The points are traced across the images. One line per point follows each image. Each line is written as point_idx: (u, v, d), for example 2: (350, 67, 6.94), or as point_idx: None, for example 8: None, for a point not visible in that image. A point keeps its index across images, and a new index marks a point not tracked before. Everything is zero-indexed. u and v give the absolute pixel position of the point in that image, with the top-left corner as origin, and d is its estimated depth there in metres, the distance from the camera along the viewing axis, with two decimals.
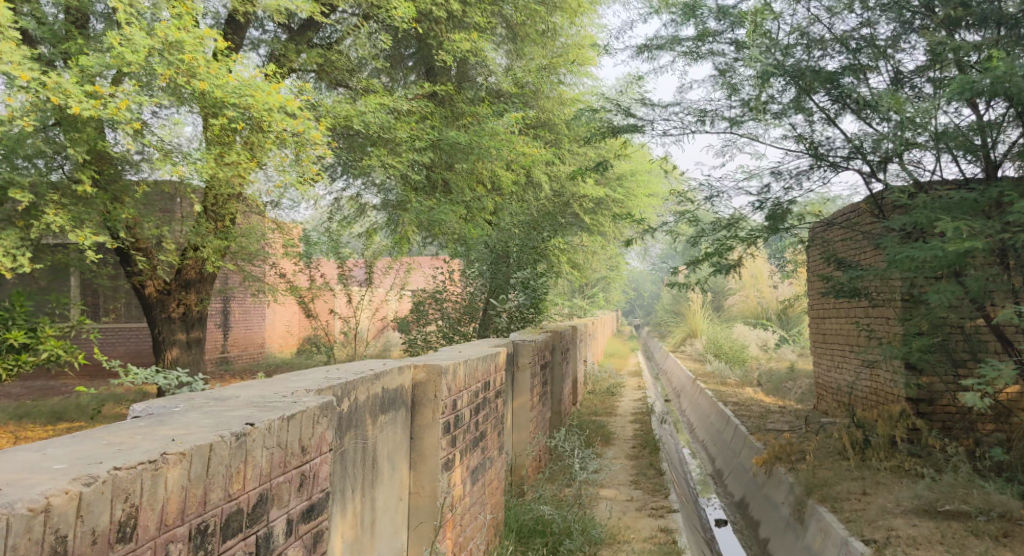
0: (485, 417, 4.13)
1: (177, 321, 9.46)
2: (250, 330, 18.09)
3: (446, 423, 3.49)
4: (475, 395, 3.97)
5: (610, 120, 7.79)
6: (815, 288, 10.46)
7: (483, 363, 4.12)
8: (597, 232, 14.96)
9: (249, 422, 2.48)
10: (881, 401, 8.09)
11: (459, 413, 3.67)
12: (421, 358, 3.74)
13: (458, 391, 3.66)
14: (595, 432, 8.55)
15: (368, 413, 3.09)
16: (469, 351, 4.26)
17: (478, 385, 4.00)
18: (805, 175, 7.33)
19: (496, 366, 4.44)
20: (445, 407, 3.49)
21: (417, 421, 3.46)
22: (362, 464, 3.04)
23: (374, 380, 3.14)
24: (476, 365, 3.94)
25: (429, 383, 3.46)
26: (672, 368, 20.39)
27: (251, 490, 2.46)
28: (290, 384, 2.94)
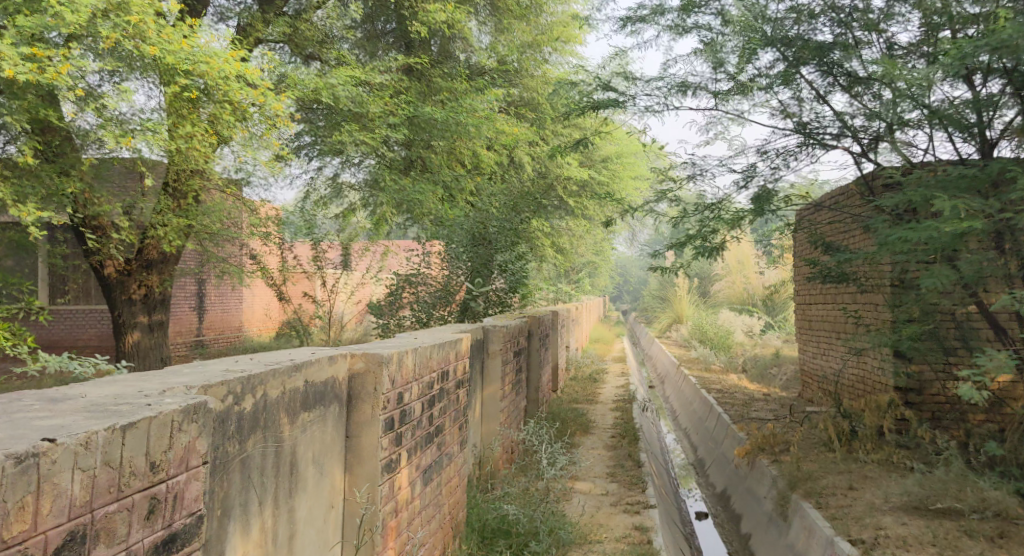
0: (441, 410, 3.80)
1: (138, 304, 9.08)
2: (227, 313, 17.68)
3: (387, 419, 3.15)
4: (428, 386, 3.63)
5: (589, 94, 7.40)
6: (802, 272, 10.16)
7: (440, 351, 3.79)
8: (581, 215, 14.62)
9: (47, 439, 1.98)
10: (868, 390, 7.81)
11: (406, 408, 3.33)
12: (364, 346, 3.41)
13: (404, 384, 3.32)
14: (573, 420, 8.25)
15: (284, 410, 2.73)
16: (425, 338, 3.93)
17: (432, 376, 3.66)
18: (793, 154, 6.97)
19: (457, 354, 4.11)
20: (386, 402, 3.15)
21: (353, 418, 3.13)
22: (275, 472, 2.68)
23: (295, 373, 2.79)
24: (430, 353, 3.60)
25: (369, 374, 3.13)
26: (657, 354, 20.15)
27: (50, 528, 1.96)
28: (171, 379, 2.53)
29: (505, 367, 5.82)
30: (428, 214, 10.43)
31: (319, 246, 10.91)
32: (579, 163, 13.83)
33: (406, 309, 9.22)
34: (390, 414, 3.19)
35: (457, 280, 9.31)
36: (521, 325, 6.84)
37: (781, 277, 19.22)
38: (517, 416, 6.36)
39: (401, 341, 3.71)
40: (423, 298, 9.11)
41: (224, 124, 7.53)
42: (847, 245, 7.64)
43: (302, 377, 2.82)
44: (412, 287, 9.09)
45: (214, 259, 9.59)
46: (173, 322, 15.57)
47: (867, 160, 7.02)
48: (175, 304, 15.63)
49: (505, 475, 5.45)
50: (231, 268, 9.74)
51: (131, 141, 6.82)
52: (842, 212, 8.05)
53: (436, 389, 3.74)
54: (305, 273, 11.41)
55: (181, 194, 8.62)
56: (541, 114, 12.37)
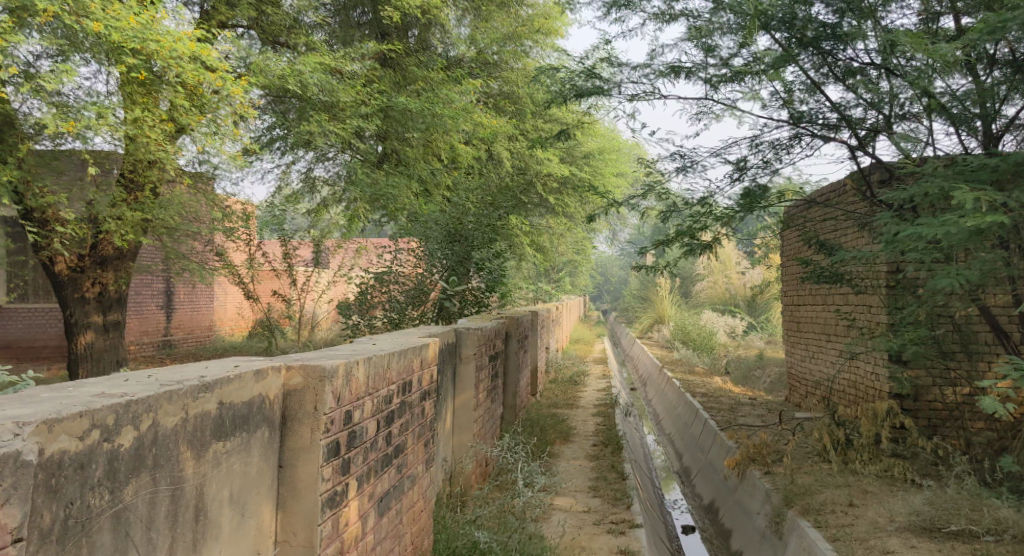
0: (402, 427, 3.42)
1: (91, 302, 8.53)
2: (197, 312, 17.08)
3: (328, 444, 2.80)
4: (387, 401, 3.28)
5: (572, 81, 6.96)
6: (791, 272, 9.83)
7: (401, 359, 3.42)
8: (562, 213, 14.23)
9: None
10: (861, 396, 7.48)
11: (355, 428, 3.00)
12: (303, 358, 3.04)
13: (354, 400, 2.99)
14: (552, 427, 7.83)
15: (184, 441, 2.33)
16: (388, 345, 3.55)
17: (391, 390, 3.31)
18: (788, 148, 6.57)
19: (423, 361, 3.75)
20: (328, 424, 2.80)
21: (289, 444, 2.77)
22: (170, 521, 2.28)
23: (203, 393, 2.41)
24: (386, 363, 3.24)
25: (307, 392, 2.78)
26: (638, 356, 19.84)
27: None
28: (35, 405, 2.11)
29: (479, 372, 5.41)
30: (402, 209, 9.96)
31: (289, 242, 10.41)
32: (561, 159, 13.42)
33: (378, 309, 8.76)
34: (333, 438, 2.83)
35: (431, 279, 8.84)
36: (498, 327, 6.42)
37: (764, 278, 18.95)
38: (493, 425, 5.95)
39: (353, 349, 3.34)
40: (396, 298, 8.64)
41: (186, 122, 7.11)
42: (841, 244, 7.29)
43: (213, 398, 2.44)
44: (385, 286, 8.62)
45: (174, 255, 9.06)
46: (140, 321, 14.98)
47: (864, 154, 6.64)
48: (141, 303, 15.03)
49: (479, 491, 5.03)
50: (192, 265, 9.22)
51: (75, 128, 6.36)
52: (837, 209, 7.71)
53: (396, 404, 3.37)
54: (274, 271, 10.91)
55: (138, 185, 8.16)
56: (522, 107, 11.94)
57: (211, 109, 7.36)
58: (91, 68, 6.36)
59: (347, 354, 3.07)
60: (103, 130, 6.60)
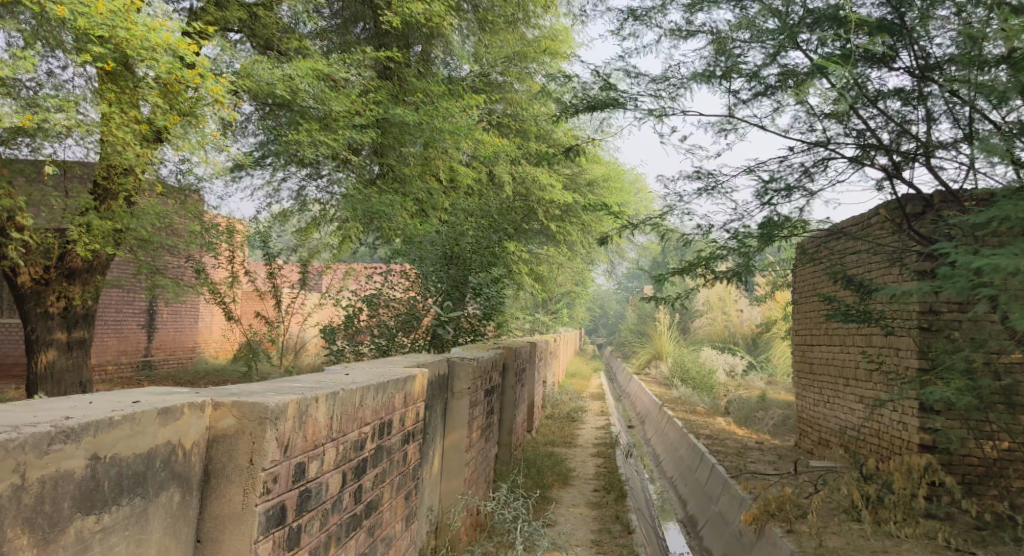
0: (377, 478, 3.06)
1: (55, 318, 7.94)
2: (180, 332, 16.44)
3: (266, 510, 2.39)
4: (357, 446, 2.91)
5: (584, 90, 6.41)
6: (806, 309, 9.28)
7: (371, 395, 2.99)
8: (563, 241, 13.72)
9: None
10: (888, 447, 6.88)
11: (309, 485, 2.60)
12: (241, 392, 2.62)
13: (311, 449, 2.61)
14: (550, 469, 7.20)
15: (21, 523, 1.85)
16: (362, 378, 3.06)
17: (364, 433, 2.95)
18: (816, 173, 6.05)
19: (407, 396, 3.34)
20: (267, 482, 2.40)
21: (211, 509, 2.36)
22: None
23: (63, 445, 1.94)
24: (350, 401, 2.83)
25: (241, 437, 2.40)
26: (635, 392, 19.17)
27: None
28: None
29: (474, 408, 4.81)
30: (395, 228, 9.39)
31: (274, 261, 9.84)
32: (562, 186, 12.91)
33: (365, 335, 8.18)
34: (274, 503, 2.42)
35: (423, 303, 8.21)
36: (495, 357, 5.84)
37: (766, 316, 18.43)
38: (486, 469, 5.35)
39: (312, 381, 2.92)
40: (385, 323, 8.01)
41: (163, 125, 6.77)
42: (869, 280, 6.75)
43: (81, 453, 1.98)
44: (372, 310, 8.01)
45: (148, 269, 8.45)
46: (119, 340, 14.32)
47: (899, 182, 6.10)
48: (121, 320, 14.39)
49: (469, 546, 4.41)
50: (167, 280, 8.63)
51: (31, 121, 6.10)
52: (865, 244, 7.19)
53: (368, 450, 3.00)
54: (258, 291, 10.32)
55: (113, 194, 7.76)
56: (525, 129, 11.45)
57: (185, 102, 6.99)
58: (51, 58, 6.11)
59: (305, 390, 2.69)
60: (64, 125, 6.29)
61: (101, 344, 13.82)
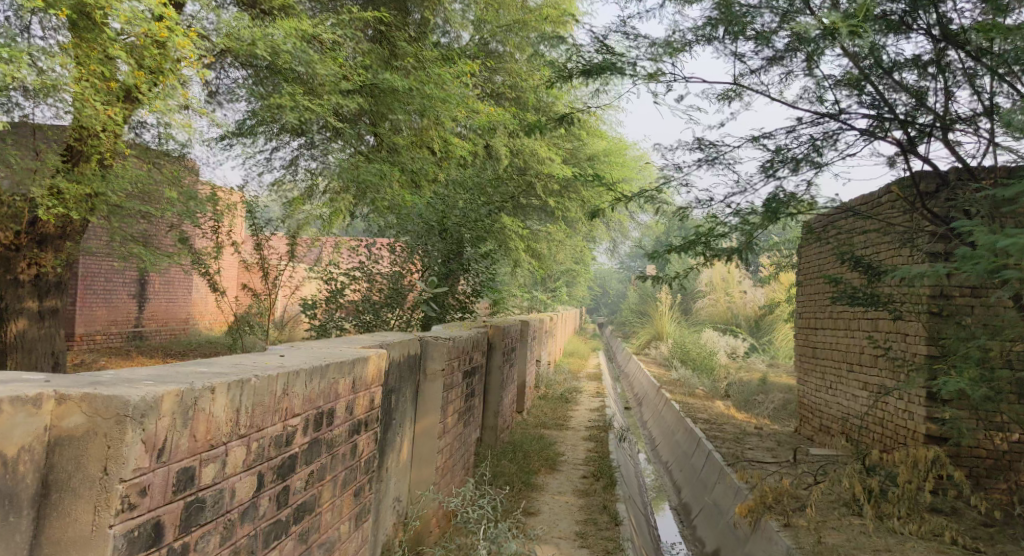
0: (311, 476, 2.84)
1: (26, 285, 7.61)
2: (172, 304, 16.13)
3: (127, 532, 2.09)
4: (277, 443, 2.65)
5: (580, 55, 6.00)
6: (811, 292, 8.91)
7: (298, 383, 2.73)
8: (562, 217, 13.33)
9: None
10: (892, 437, 6.55)
11: (202, 495, 2.32)
12: (118, 378, 2.32)
13: (203, 451, 2.32)
14: (536, 454, 6.91)
15: None
16: (294, 363, 2.81)
17: (289, 427, 2.70)
18: (825, 147, 5.68)
19: (356, 381, 3.16)
20: (130, 498, 2.10)
21: (55, 533, 2.06)
22: None
23: None
24: (262, 392, 2.54)
25: (94, 439, 2.09)
26: (634, 372, 18.88)
27: None
28: None
29: (450, 391, 4.50)
30: (385, 200, 9.02)
31: (260, 232, 9.51)
32: (562, 160, 12.51)
33: (349, 310, 7.84)
34: (139, 521, 2.12)
35: (409, 278, 7.86)
36: (478, 336, 5.51)
37: (769, 298, 18.05)
38: (464, 455, 5.04)
39: (223, 367, 2.63)
40: (370, 298, 7.67)
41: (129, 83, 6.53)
42: (878, 262, 6.38)
43: None
44: (357, 284, 7.66)
45: (122, 236, 8.07)
46: (109, 310, 14.00)
47: (914, 158, 5.72)
48: (111, 290, 14.06)
49: (438, 539, 4.11)
50: (143, 248, 8.26)
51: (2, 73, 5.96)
52: (875, 224, 6.83)
53: (298, 446, 2.77)
54: (244, 262, 9.99)
55: (86, 156, 7.37)
56: (523, 100, 11.06)
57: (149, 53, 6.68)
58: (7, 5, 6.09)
59: (199, 379, 2.39)
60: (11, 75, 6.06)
61: (90, 313, 13.52)
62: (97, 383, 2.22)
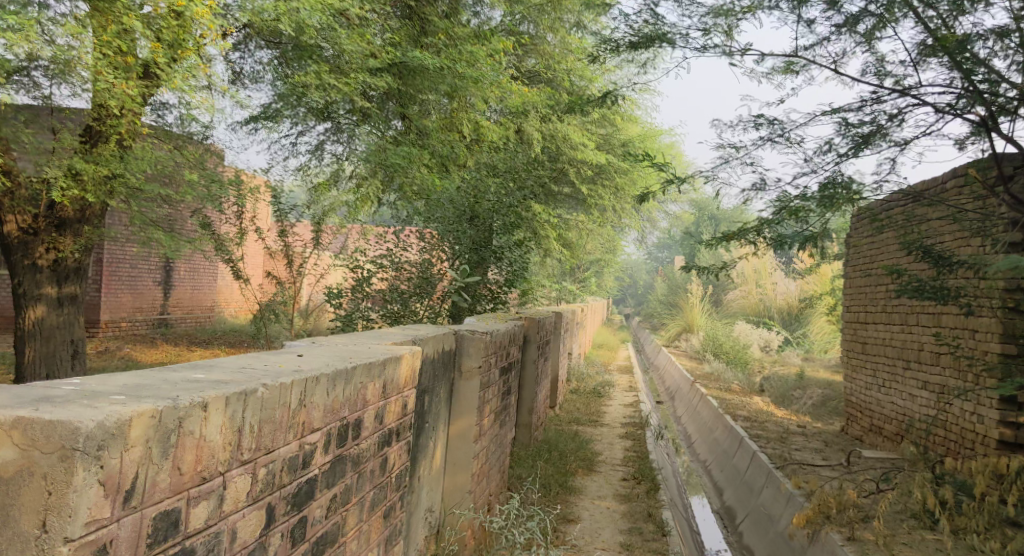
0: (333, 502, 2.48)
1: (45, 271, 7.32)
2: (198, 291, 15.93)
3: None
4: (290, 468, 2.27)
5: (626, 25, 5.57)
6: (862, 283, 8.40)
7: (317, 392, 2.36)
8: (594, 205, 12.89)
9: None
10: (959, 441, 6.06)
11: (188, 545, 1.90)
12: (79, 394, 1.92)
13: (190, 487, 1.91)
14: (572, 455, 6.52)
15: None
16: (314, 366, 2.44)
17: (307, 446, 2.33)
18: (896, 123, 5.21)
19: (384, 386, 2.78)
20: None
21: None
22: None
23: None
24: (273, 407, 2.17)
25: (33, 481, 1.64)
26: (665, 365, 18.40)
27: None
28: None
29: (486, 390, 4.12)
30: (413, 184, 8.65)
31: (285, 218, 9.20)
32: (595, 145, 12.06)
33: (376, 300, 7.48)
34: None
35: (438, 267, 7.49)
36: (515, 329, 5.12)
37: (805, 291, 17.48)
38: (500, 457, 4.67)
39: (227, 373, 2.26)
40: (398, 287, 7.31)
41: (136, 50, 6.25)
42: (948, 253, 5.88)
43: None
44: (385, 271, 7.33)
45: (141, 220, 7.74)
46: (134, 297, 13.83)
47: (994, 137, 5.23)
48: (137, 276, 13.87)
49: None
50: (164, 233, 7.95)
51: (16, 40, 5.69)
52: (942, 212, 6.33)
53: (318, 468, 2.40)
54: (268, 249, 9.70)
55: (104, 138, 7.08)
56: (556, 83, 10.62)
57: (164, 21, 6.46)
58: None
59: (187, 392, 1.99)
60: (20, 46, 5.86)
61: (115, 300, 13.35)
62: (47, 403, 1.80)
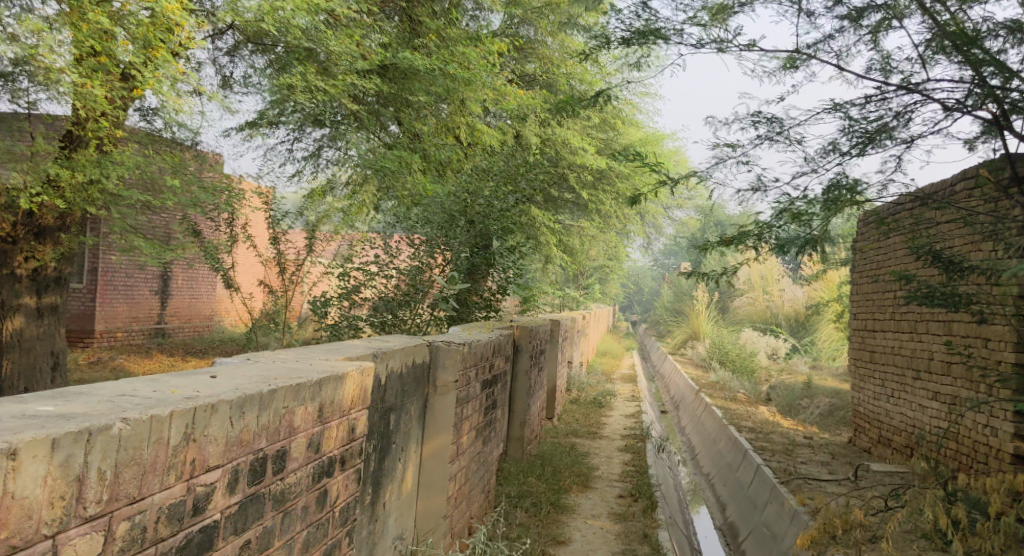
0: (242, 548, 2.31)
1: (24, 280, 7.08)
2: (197, 300, 15.69)
3: None
4: (173, 517, 2.10)
5: (619, 21, 5.34)
6: (868, 289, 8.14)
7: (211, 424, 2.18)
8: (595, 211, 12.63)
9: None
10: (972, 457, 5.77)
11: None
12: None
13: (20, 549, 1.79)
14: (565, 470, 6.28)
15: None
16: (213, 393, 2.27)
17: (196, 489, 2.16)
18: (901, 122, 4.95)
19: (315, 411, 2.59)
20: None
21: None
22: None
23: None
24: (136, 444, 2.00)
25: None
26: (670, 373, 18.10)
27: None
28: None
29: (464, 406, 3.92)
30: (406, 190, 8.41)
31: (276, 224, 9.00)
32: (596, 150, 11.81)
33: (364, 309, 7.25)
34: None
35: (427, 274, 7.19)
36: (501, 339, 4.88)
37: (812, 297, 17.16)
38: (483, 476, 4.45)
39: (109, 402, 2.10)
40: (387, 296, 7.07)
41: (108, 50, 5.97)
42: (958, 258, 5.60)
43: None
44: (373, 281, 7.08)
45: (122, 228, 7.52)
46: (130, 306, 13.62)
47: (1006, 136, 4.96)
48: (132, 286, 13.66)
49: None
50: (146, 242, 7.71)
51: None
52: (951, 215, 6.07)
53: (216, 510, 2.22)
54: (259, 257, 9.49)
55: (84, 143, 6.80)
56: (554, 86, 10.38)
57: (135, 23, 6.09)
58: None
59: (37, 429, 1.87)
60: None
61: (110, 309, 13.14)
62: None
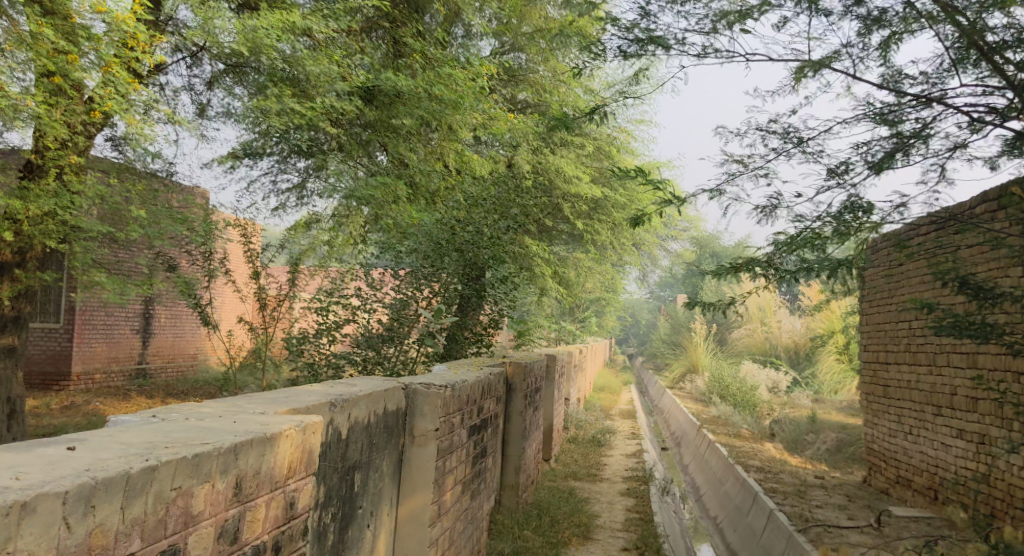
0: None
1: None
2: (180, 339, 15.10)
3: None
4: None
5: (616, 31, 4.94)
6: (880, 319, 7.69)
7: (18, 536, 1.69)
8: (591, 242, 12.22)
9: None
10: (1011, 503, 5.26)
11: None
12: None
13: None
14: (560, 519, 5.75)
15: None
16: (36, 485, 1.76)
17: None
18: (923, 136, 4.55)
19: (216, 491, 2.11)
20: None
21: None
22: None
23: None
24: None
25: None
26: (670, 408, 17.55)
27: None
28: None
29: (447, 459, 3.45)
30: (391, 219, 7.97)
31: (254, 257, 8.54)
32: (591, 178, 11.42)
33: (345, 345, 6.75)
34: None
35: (412, 307, 6.61)
36: (490, 378, 4.41)
37: (814, 328, 16.70)
38: (470, 536, 3.94)
39: None
40: (369, 331, 6.60)
41: (61, 68, 5.54)
42: (987, 284, 5.15)
43: None
44: (354, 315, 6.58)
45: (85, 262, 7.06)
46: (109, 346, 13.05)
47: None
48: (112, 325, 13.13)
49: None
50: (111, 277, 7.24)
51: None
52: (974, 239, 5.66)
53: None
54: (239, 292, 9.01)
55: (45, 172, 6.38)
56: (546, 111, 10.02)
57: (88, 38, 5.69)
58: None
59: None
60: None
61: (88, 350, 12.58)
62: None
